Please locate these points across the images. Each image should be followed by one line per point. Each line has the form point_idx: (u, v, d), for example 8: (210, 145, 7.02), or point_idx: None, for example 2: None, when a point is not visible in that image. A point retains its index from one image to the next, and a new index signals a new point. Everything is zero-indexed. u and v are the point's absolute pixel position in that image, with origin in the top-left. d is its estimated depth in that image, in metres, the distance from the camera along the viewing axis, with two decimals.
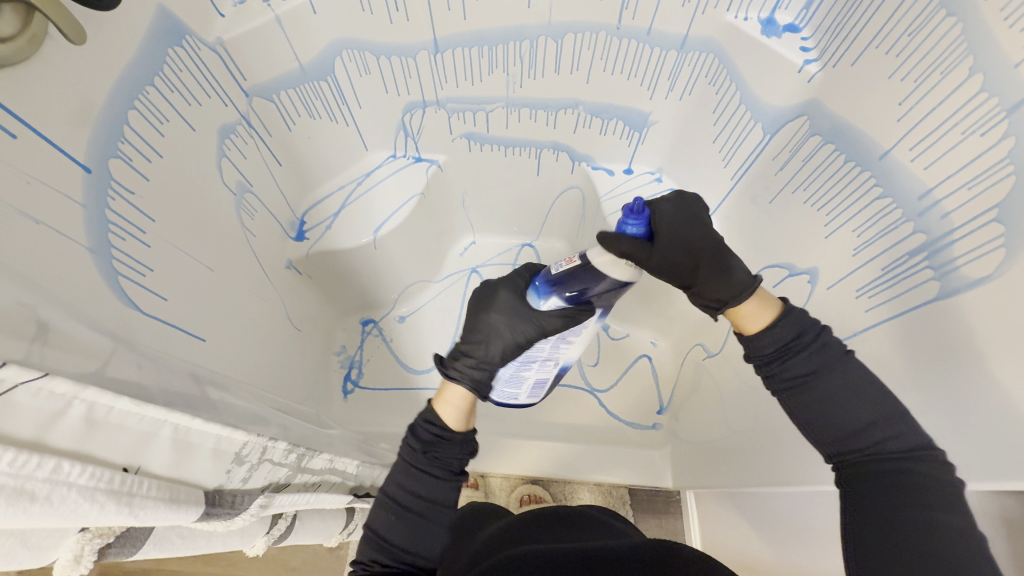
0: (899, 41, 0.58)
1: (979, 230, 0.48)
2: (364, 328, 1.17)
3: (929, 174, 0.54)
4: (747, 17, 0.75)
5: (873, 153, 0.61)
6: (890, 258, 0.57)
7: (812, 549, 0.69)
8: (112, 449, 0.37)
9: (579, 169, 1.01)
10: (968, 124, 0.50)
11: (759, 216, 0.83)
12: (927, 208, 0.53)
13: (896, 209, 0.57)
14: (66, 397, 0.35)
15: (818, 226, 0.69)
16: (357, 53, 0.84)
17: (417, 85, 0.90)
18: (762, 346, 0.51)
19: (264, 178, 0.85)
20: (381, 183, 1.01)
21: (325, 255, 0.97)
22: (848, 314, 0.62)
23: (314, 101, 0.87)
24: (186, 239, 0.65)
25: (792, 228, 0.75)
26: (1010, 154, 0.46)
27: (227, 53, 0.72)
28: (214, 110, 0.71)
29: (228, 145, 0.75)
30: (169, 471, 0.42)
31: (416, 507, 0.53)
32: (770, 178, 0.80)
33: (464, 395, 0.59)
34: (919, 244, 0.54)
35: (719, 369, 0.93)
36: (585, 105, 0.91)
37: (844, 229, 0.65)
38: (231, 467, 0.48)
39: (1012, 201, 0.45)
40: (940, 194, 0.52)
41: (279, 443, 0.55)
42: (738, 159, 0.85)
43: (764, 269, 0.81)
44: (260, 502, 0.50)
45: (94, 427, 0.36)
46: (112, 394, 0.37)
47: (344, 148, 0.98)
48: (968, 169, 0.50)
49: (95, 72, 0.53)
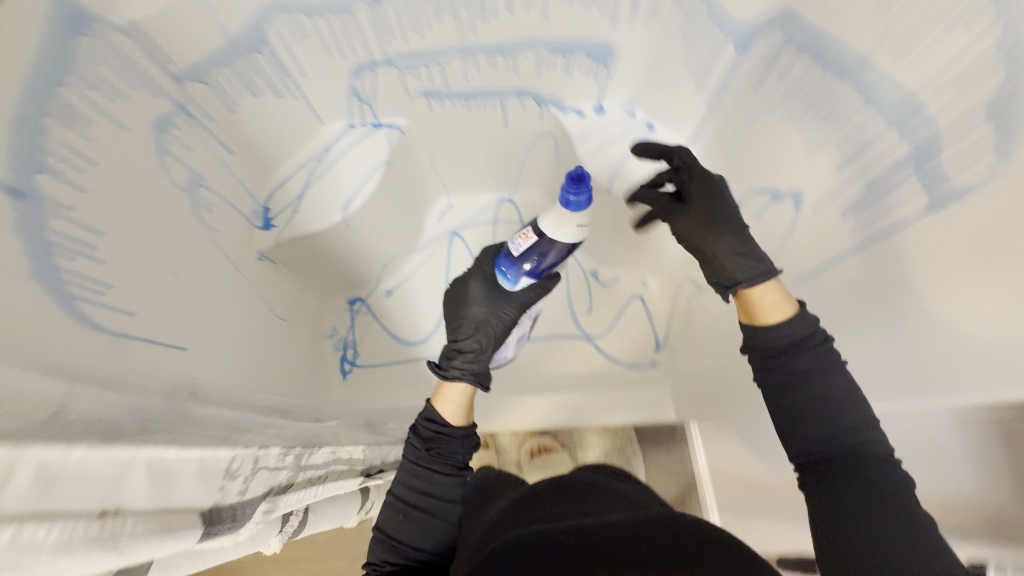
0: None
1: (967, 133, 0.45)
2: (352, 307, 1.15)
3: (912, 76, 0.50)
4: None
5: (852, 61, 0.57)
6: (875, 170, 0.55)
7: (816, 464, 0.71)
8: (82, 496, 0.36)
9: (547, 115, 0.97)
10: (952, 16, 0.46)
11: (737, 140, 0.79)
12: (911, 113, 0.51)
13: (880, 120, 0.54)
14: (9, 461, 0.33)
15: (799, 145, 0.67)
16: (290, 17, 0.77)
17: (361, 46, 0.83)
18: (774, 337, 0.51)
19: (218, 170, 0.80)
20: (342, 157, 0.97)
21: (298, 240, 0.94)
22: (834, 233, 0.60)
23: (254, 78, 0.80)
24: (143, 248, 0.62)
25: (771, 150, 0.72)
26: (999, 46, 0.42)
27: (143, 36, 0.65)
28: (143, 103, 0.65)
29: (168, 140, 0.70)
30: (154, 504, 0.41)
31: (425, 504, 0.54)
32: (745, 99, 0.76)
33: (462, 391, 0.63)
34: (904, 153, 0.51)
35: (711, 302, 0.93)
36: (545, 44, 0.85)
37: (826, 146, 0.62)
38: (224, 483, 0.48)
39: (1002, 98, 0.42)
40: (924, 97, 0.49)
41: (271, 450, 0.55)
42: (710, 82, 0.81)
43: (745, 195, 0.79)
44: (261, 509, 0.50)
45: (49, 484, 0.35)
46: (60, 448, 0.35)
47: (297, 124, 0.91)
48: (954, 67, 0.46)
49: None
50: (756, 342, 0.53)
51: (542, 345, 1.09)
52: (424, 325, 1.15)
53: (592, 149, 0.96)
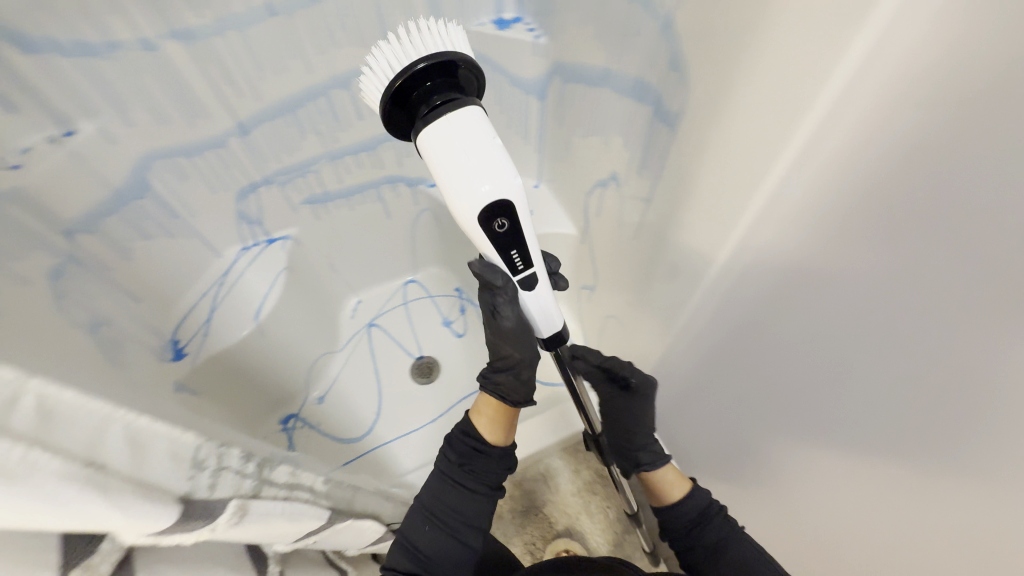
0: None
1: (652, 54, 0.58)
2: (286, 425, 1.14)
3: (604, 53, 0.69)
4: (482, 22, 0.89)
5: (600, 71, 0.72)
6: (637, 138, 0.68)
7: (673, 387, 0.80)
8: (69, 440, 0.32)
9: (420, 195, 1.13)
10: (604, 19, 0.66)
11: (577, 32, 0.75)
12: (610, 76, 0.70)
13: (629, 103, 0.67)
14: (12, 386, 0.31)
15: (600, 65, 0.71)
16: (170, 161, 0.82)
17: (240, 172, 0.91)
18: (673, 524, 0.70)
19: (125, 314, 0.81)
20: (242, 278, 0.99)
21: (214, 361, 0.93)
22: (629, 205, 0.76)
23: (144, 222, 0.84)
24: (90, 370, 0.64)
25: (588, 76, 0.75)
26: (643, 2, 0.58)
27: (29, 202, 0.68)
28: (40, 264, 0.68)
29: (65, 289, 0.71)
30: (41, 437, 0.30)
31: (472, 465, 0.69)
32: (559, 134, 0.94)
33: (494, 410, 0.73)
34: (634, 109, 0.66)
35: (599, 292, 1.05)
36: (390, 148, 1.02)
37: (611, 59, 0.68)
38: (193, 473, 0.39)
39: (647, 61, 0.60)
40: (612, 65, 0.68)
41: (234, 449, 0.44)
42: (532, 131, 1.00)
43: (609, 176, 0.81)
44: (233, 506, 0.40)
45: (48, 418, 0.32)
46: (57, 385, 0.34)
47: (194, 260, 0.95)
48: (614, 39, 0.65)
49: None
50: (676, 522, 0.70)
51: None
52: (367, 417, 1.18)
53: None
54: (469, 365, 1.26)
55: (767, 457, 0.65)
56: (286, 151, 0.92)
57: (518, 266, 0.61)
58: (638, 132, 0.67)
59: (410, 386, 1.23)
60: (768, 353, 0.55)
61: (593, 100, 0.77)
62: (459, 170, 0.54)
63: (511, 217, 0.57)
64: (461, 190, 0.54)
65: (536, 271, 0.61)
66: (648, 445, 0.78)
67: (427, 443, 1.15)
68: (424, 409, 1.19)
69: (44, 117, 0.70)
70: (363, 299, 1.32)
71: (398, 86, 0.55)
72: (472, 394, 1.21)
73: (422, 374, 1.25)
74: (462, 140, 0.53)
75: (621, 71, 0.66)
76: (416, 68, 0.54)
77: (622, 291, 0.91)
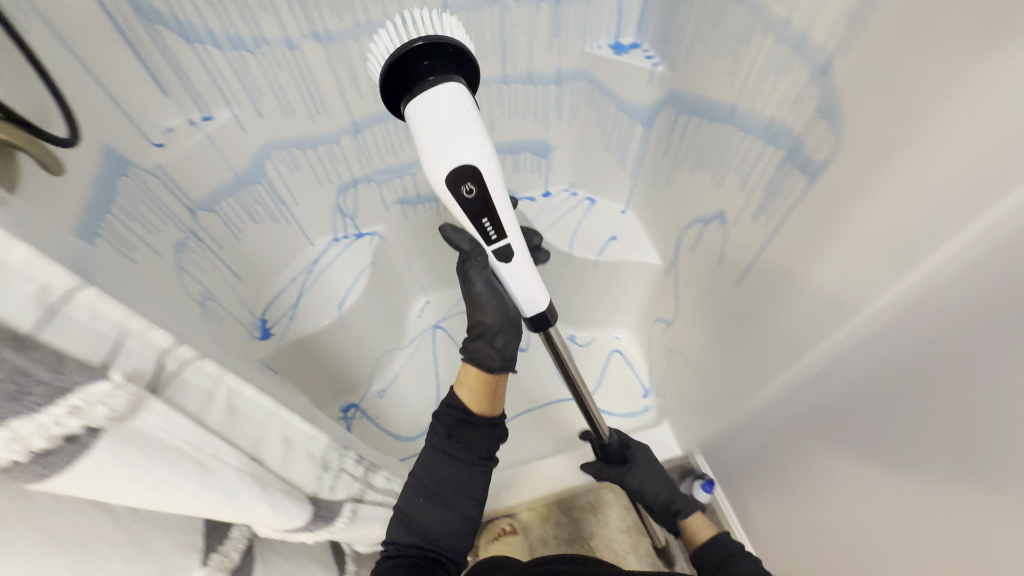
0: (695, 23, 0.73)
1: (796, 97, 0.56)
2: (346, 414, 1.16)
3: (732, 89, 0.67)
4: (599, 45, 0.88)
5: (725, 108, 0.69)
6: (759, 180, 0.65)
7: (767, 428, 0.75)
8: (242, 437, 0.44)
9: None
10: (739, 56, 0.64)
11: (703, 65, 0.73)
12: (736, 113, 0.67)
13: (758, 144, 0.64)
14: (215, 378, 0.42)
15: (725, 101, 0.69)
16: (286, 152, 0.87)
17: (345, 169, 0.94)
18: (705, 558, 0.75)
19: (227, 292, 0.86)
20: (330, 268, 1.03)
21: (297, 345, 0.96)
22: (735, 247, 0.73)
23: (255, 207, 0.89)
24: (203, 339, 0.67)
25: (710, 110, 0.73)
26: (793, 43, 0.55)
27: (168, 176, 0.74)
28: (171, 236, 0.73)
29: (185, 261, 0.75)
30: (223, 429, 0.42)
31: (461, 437, 0.65)
32: (660, 164, 0.92)
33: (479, 380, 0.68)
34: (760, 149, 0.64)
35: (677, 328, 1.02)
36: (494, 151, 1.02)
37: (741, 97, 0.65)
38: (321, 475, 0.51)
39: (788, 103, 0.57)
40: (741, 103, 0.66)
41: (352, 456, 0.57)
42: (629, 158, 0.99)
43: (714, 215, 0.78)
44: (349, 509, 0.54)
45: (233, 415, 0.43)
46: (241, 382, 0.44)
47: (289, 246, 0.99)
48: (749, 76, 0.63)
49: (65, 200, 0.55)
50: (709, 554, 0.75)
51: (543, 413, 1.19)
52: (422, 417, 1.19)
53: (548, 226, 1.10)
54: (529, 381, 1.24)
55: (854, 505, 0.62)
56: (391, 152, 0.95)
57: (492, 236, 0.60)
58: (761, 174, 0.64)
59: None
60: (897, 422, 0.51)
61: (709, 135, 0.75)
62: (436, 143, 0.55)
63: (479, 184, 0.57)
64: (435, 156, 0.55)
65: (510, 243, 0.60)
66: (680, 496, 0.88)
67: None
68: None
69: (189, 102, 0.76)
70: (432, 300, 1.34)
71: (394, 58, 0.56)
72: (531, 411, 1.19)
73: None
74: (438, 117, 0.55)
75: (752, 111, 0.64)
76: (415, 45, 0.55)
77: (709, 333, 0.88)
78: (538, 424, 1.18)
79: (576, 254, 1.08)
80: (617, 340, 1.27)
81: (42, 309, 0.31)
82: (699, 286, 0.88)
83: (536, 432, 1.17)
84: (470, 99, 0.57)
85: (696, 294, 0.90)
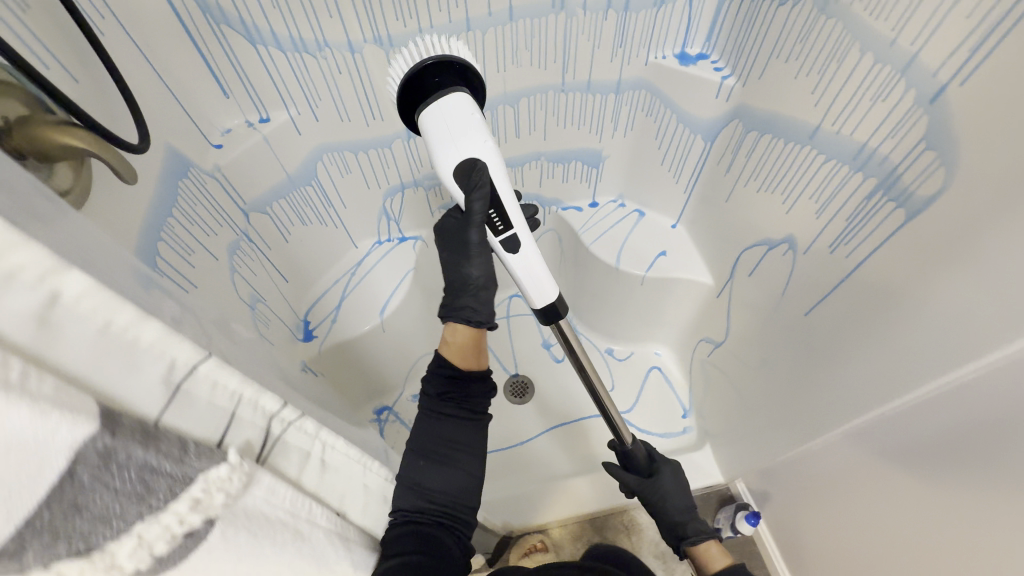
0: (776, 36, 0.69)
1: (897, 124, 0.51)
2: (379, 416, 1.08)
3: (817, 110, 0.63)
4: (664, 55, 0.85)
5: (806, 130, 0.65)
6: (841, 209, 0.61)
7: (833, 461, 0.72)
8: (331, 491, 0.44)
9: (551, 215, 1.10)
10: (828, 75, 0.60)
11: (783, 81, 0.69)
12: (818, 136, 0.63)
13: (844, 170, 0.60)
14: (312, 437, 0.42)
15: (806, 121, 0.65)
16: (338, 155, 0.86)
17: (395, 174, 0.92)
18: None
19: (275, 294, 0.85)
20: (372, 271, 1.02)
21: (338, 348, 0.95)
22: (805, 276, 0.69)
23: (304, 209, 0.88)
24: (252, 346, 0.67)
25: (786, 129, 0.69)
26: (896, 67, 0.51)
27: (225, 178, 0.73)
28: (226, 239, 0.73)
29: (238, 262, 0.75)
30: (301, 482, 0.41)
31: (452, 394, 0.65)
32: (720, 180, 0.88)
33: (466, 337, 0.69)
34: (846, 177, 0.59)
35: (725, 353, 0.97)
36: (547, 156, 0.99)
37: (827, 119, 0.61)
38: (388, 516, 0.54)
39: (887, 130, 0.53)
40: (827, 125, 0.61)
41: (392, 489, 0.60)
42: (685, 173, 0.94)
43: (783, 239, 0.74)
44: None
45: (325, 469, 0.43)
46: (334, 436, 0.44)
47: (334, 248, 0.99)
48: (840, 97, 0.59)
49: (130, 206, 0.55)
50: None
51: (577, 428, 1.16)
52: None
53: (595, 237, 1.07)
54: (564, 395, 1.21)
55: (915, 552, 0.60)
56: None
57: (499, 227, 0.66)
58: (843, 203, 0.60)
59: (502, 403, 1.21)
60: (987, 482, 0.48)
61: (782, 155, 0.71)
62: (450, 146, 0.61)
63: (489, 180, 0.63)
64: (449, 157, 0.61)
65: (516, 231, 0.66)
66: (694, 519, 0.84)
67: (511, 464, 1.13)
68: (512, 429, 1.17)
69: (248, 103, 0.76)
70: None
71: (411, 73, 0.61)
72: (564, 425, 1.17)
73: (515, 393, 1.22)
74: (450, 126, 0.61)
75: (839, 134, 0.60)
76: (428, 64, 0.61)
77: (763, 361, 0.83)
78: (572, 439, 1.15)
79: (623, 269, 1.04)
80: (658, 356, 1.20)
81: (168, 390, 0.31)
82: (757, 312, 0.84)
83: (569, 447, 1.14)
84: (475, 106, 0.63)
85: (752, 320, 0.86)
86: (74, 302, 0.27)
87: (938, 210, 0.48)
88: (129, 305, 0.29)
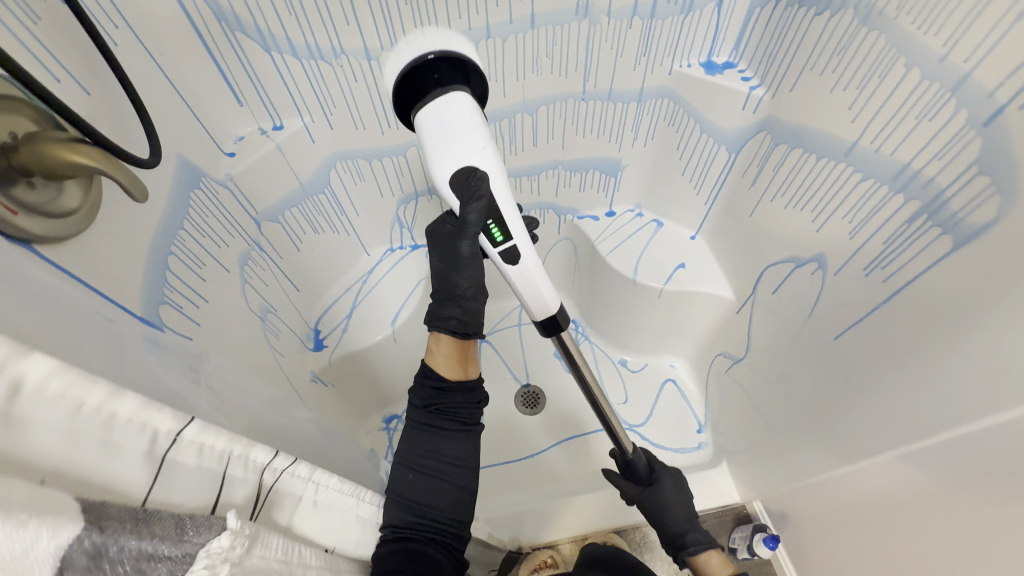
0: (811, 47, 0.66)
1: (945, 147, 0.49)
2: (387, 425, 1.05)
3: (853, 126, 0.60)
4: (689, 63, 0.82)
5: (841, 146, 0.62)
6: (877, 231, 0.58)
7: (856, 491, 0.69)
8: (324, 529, 0.46)
9: (566, 224, 1.08)
10: (869, 91, 0.57)
11: (818, 95, 0.66)
12: (856, 153, 0.60)
13: (882, 191, 0.57)
14: (306, 480, 0.44)
15: (841, 138, 0.62)
16: (351, 163, 0.85)
17: (409, 182, 0.90)
18: None
19: (285, 303, 0.84)
20: (384, 279, 1.00)
21: (348, 358, 0.94)
22: (835, 298, 0.66)
23: (316, 217, 0.86)
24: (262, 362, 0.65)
25: (818, 145, 0.66)
26: (946, 85, 0.48)
27: (237, 186, 0.72)
28: (237, 250, 0.71)
29: (248, 272, 0.74)
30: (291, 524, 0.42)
31: (439, 407, 0.63)
32: (744, 193, 0.85)
33: (451, 346, 0.66)
34: (885, 198, 0.56)
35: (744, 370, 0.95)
36: (563, 165, 0.96)
37: (865, 136, 0.58)
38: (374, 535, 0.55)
39: (932, 151, 0.50)
40: (865, 143, 0.58)
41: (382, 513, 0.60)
42: (707, 184, 0.91)
43: (812, 258, 0.71)
44: None
45: (317, 507, 0.45)
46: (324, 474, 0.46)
47: (346, 256, 0.97)
48: (881, 114, 0.56)
49: (143, 223, 0.53)
50: None
51: (589, 441, 1.14)
52: None
53: (610, 248, 1.04)
54: (575, 406, 1.19)
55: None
56: None
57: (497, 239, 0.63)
58: (881, 225, 0.57)
59: (512, 414, 1.19)
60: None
61: (814, 171, 0.68)
62: (446, 149, 0.59)
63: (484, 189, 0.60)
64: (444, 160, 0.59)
65: (517, 244, 0.62)
66: (695, 530, 0.79)
67: (521, 476, 1.11)
68: (522, 441, 1.15)
69: (262, 111, 0.74)
70: None
71: (409, 68, 0.59)
72: (576, 437, 1.15)
73: (526, 404, 1.20)
74: (449, 126, 0.59)
75: (879, 152, 0.57)
76: (428, 59, 0.59)
77: (786, 381, 0.81)
78: (583, 452, 1.13)
79: (640, 280, 1.01)
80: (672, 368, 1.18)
81: (151, 465, 0.31)
82: (780, 331, 0.81)
83: (581, 460, 1.12)
84: (475, 107, 0.60)
85: (774, 338, 0.83)
86: (40, 388, 0.26)
87: (988, 240, 0.46)
88: (101, 385, 0.29)
